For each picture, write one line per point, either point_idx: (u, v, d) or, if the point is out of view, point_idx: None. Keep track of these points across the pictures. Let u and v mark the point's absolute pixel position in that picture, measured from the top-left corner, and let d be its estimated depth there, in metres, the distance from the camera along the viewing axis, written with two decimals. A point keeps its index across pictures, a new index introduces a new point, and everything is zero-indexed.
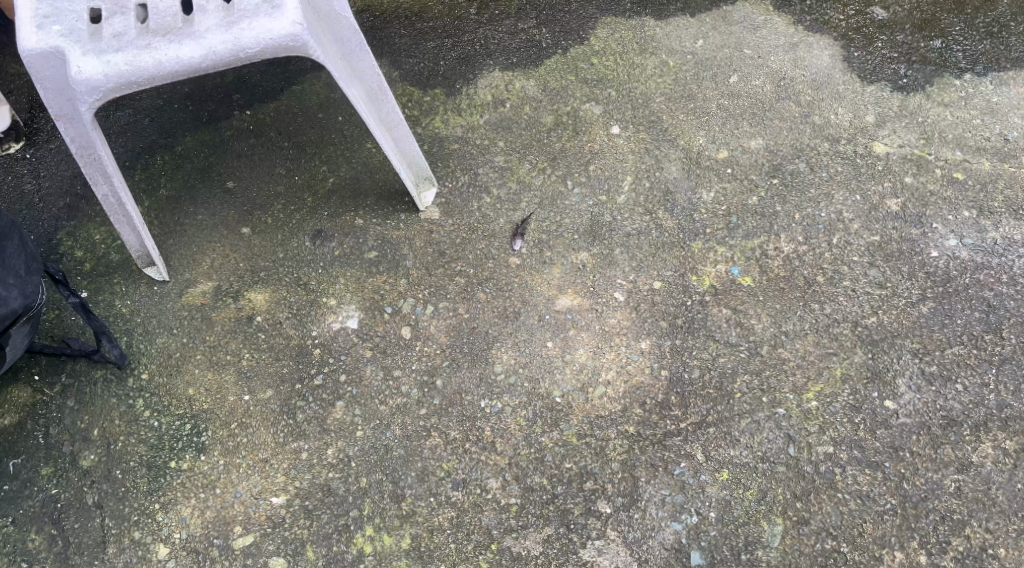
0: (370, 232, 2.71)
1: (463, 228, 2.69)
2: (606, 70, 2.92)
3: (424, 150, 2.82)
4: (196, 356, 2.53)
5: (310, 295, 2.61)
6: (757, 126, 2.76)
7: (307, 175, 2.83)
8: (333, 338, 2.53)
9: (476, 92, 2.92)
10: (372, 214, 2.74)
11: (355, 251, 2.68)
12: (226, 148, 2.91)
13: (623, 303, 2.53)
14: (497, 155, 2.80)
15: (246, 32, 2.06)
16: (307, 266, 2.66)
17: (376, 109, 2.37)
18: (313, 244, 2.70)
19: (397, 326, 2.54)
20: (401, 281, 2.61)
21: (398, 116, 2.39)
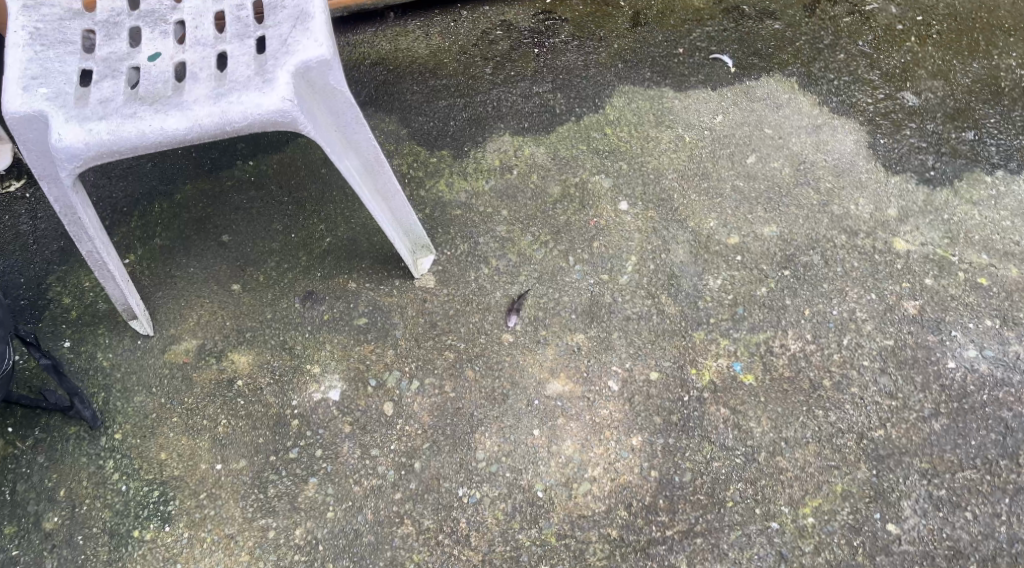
0: (362, 297, 2.62)
1: (457, 300, 2.60)
2: (619, 142, 2.81)
3: (424, 215, 2.73)
4: (172, 418, 2.45)
5: (294, 362, 2.53)
6: (772, 212, 2.65)
7: (304, 233, 2.74)
8: (313, 409, 2.45)
9: (484, 156, 2.82)
10: (366, 278, 2.65)
11: (345, 317, 2.59)
12: (225, 198, 2.83)
13: (616, 393, 2.41)
14: (500, 225, 2.71)
15: (233, 105, 1.96)
16: (295, 329, 2.58)
17: (371, 179, 2.27)
18: (303, 307, 2.62)
19: (380, 401, 2.45)
20: (388, 352, 2.53)
21: (394, 186, 2.30)
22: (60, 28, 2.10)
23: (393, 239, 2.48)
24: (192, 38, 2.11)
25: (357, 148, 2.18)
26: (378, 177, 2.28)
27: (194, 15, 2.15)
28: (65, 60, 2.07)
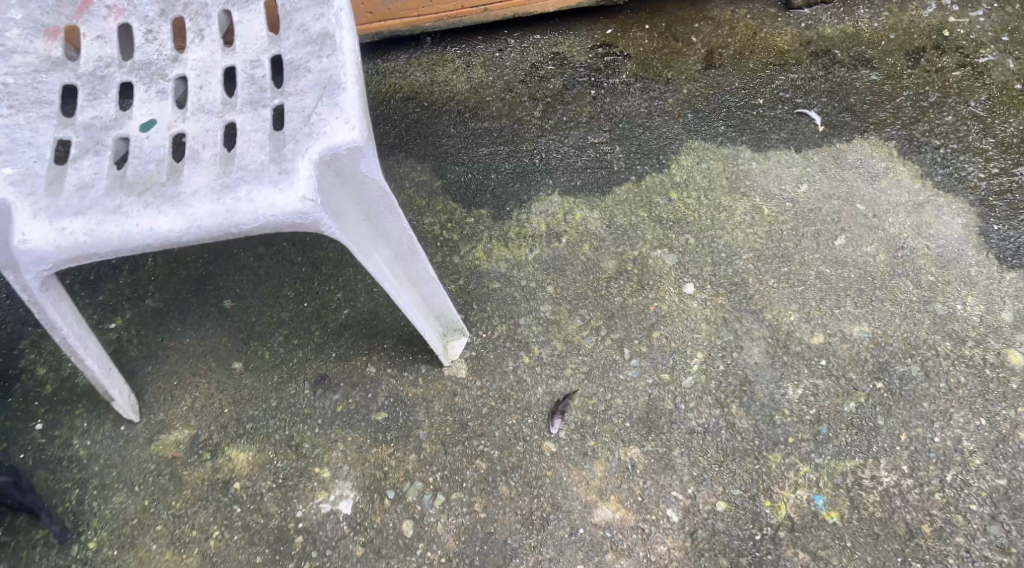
0: (382, 386, 2.27)
1: (492, 395, 2.24)
2: (686, 210, 2.39)
3: (457, 286, 2.35)
4: (156, 527, 2.12)
5: (299, 463, 2.19)
6: (863, 307, 2.25)
7: (318, 302, 2.37)
8: (320, 525, 2.13)
9: (528, 218, 2.42)
10: (389, 362, 2.29)
11: (362, 410, 2.24)
12: (229, 253, 2.43)
13: (675, 527, 2.08)
14: (544, 304, 2.32)
15: (240, 202, 1.59)
16: (303, 422, 2.23)
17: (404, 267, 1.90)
18: (313, 393, 2.27)
19: (398, 519, 2.13)
20: (410, 458, 2.19)
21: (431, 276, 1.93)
22: (34, 83, 1.73)
23: (421, 327, 2.12)
24: (195, 102, 1.72)
25: (391, 239, 1.81)
26: (413, 268, 1.90)
27: (199, 70, 1.76)
28: (38, 127, 1.69)
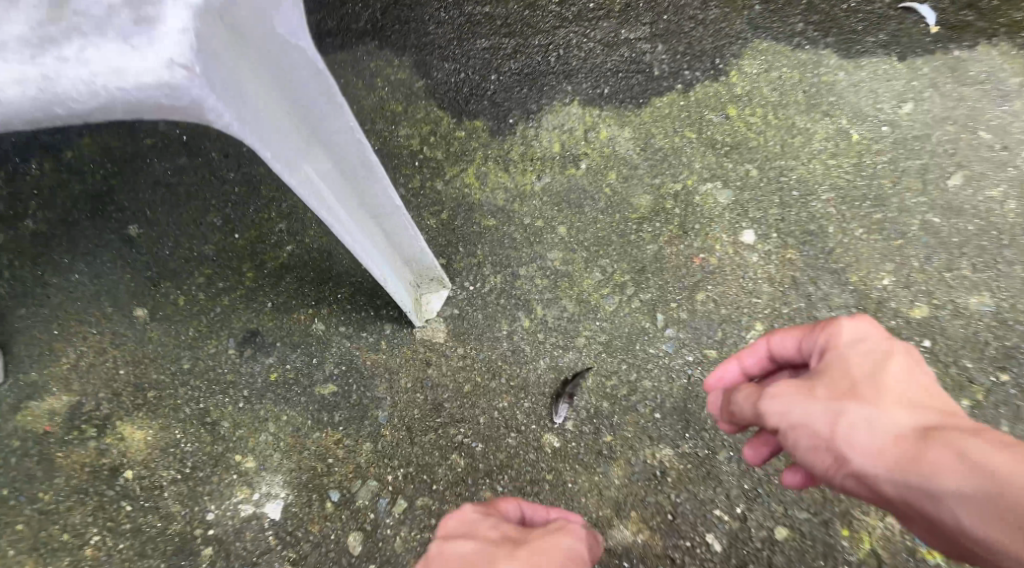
0: (331, 350, 1.72)
1: (478, 369, 1.68)
2: (747, 131, 1.74)
3: (438, 222, 1.77)
4: (17, 526, 1.62)
5: (214, 448, 1.67)
6: (983, 272, 1.61)
7: (253, 234, 1.80)
8: (238, 533, 1.62)
9: (537, 134, 1.79)
10: (343, 319, 1.74)
11: (304, 380, 1.71)
12: (141, 163, 1.84)
13: (716, 560, 1.54)
14: (552, 250, 1.73)
15: (67, 64, 1.11)
16: (224, 393, 1.71)
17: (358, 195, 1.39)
18: (240, 355, 1.73)
19: (343, 529, 1.62)
20: (364, 447, 1.67)
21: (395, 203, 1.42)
22: None
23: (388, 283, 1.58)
24: None
25: (332, 144, 1.29)
26: (369, 188, 1.38)
27: None
28: None
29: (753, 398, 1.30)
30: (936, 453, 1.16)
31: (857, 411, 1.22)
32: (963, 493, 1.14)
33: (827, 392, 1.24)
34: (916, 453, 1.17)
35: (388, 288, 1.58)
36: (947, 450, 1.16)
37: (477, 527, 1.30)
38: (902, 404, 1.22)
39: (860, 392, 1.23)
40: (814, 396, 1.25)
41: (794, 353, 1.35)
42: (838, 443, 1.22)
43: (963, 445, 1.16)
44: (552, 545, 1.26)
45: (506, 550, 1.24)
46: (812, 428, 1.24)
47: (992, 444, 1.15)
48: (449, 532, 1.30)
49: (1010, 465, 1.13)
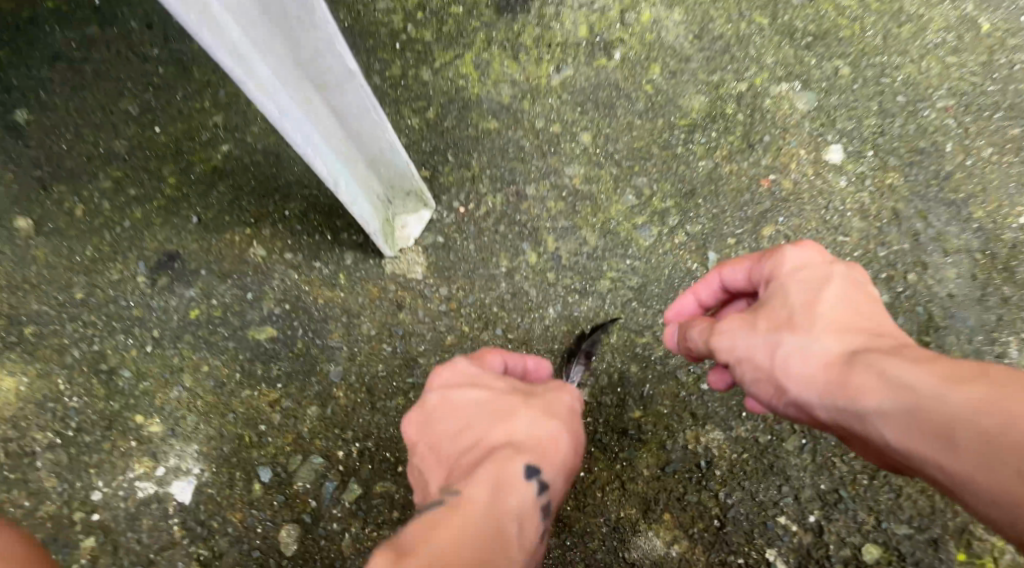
0: (273, 283, 1.30)
1: (466, 316, 1.27)
2: (838, 17, 1.31)
3: (422, 122, 1.34)
4: None
5: (109, 406, 1.27)
6: None
7: (180, 128, 1.38)
8: (132, 521, 1.23)
9: (560, 15, 1.37)
10: (290, 243, 1.32)
11: (233, 320, 1.30)
12: (40, 32, 1.43)
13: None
14: (571, 163, 1.30)
15: None
16: (128, 334, 1.30)
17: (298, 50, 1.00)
18: (152, 284, 1.32)
19: (274, 519, 1.22)
20: (309, 412, 1.25)
21: (349, 63, 1.03)
22: None
23: (347, 191, 1.16)
24: None
25: None
26: (311, 44, 1.00)
27: None
28: None
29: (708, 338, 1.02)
30: (875, 388, 0.91)
31: (790, 343, 0.96)
32: (906, 435, 0.90)
33: (764, 320, 0.98)
34: (856, 387, 0.92)
35: (341, 194, 1.15)
36: (889, 381, 0.91)
37: (481, 378, 1.05)
38: (844, 332, 0.95)
39: (795, 320, 0.97)
40: (750, 325, 0.99)
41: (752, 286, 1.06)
42: (774, 378, 0.97)
43: (908, 373, 0.90)
44: (563, 405, 1.04)
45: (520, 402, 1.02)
46: (750, 362, 0.99)
47: (943, 373, 0.89)
48: (452, 383, 1.04)
49: (962, 398, 0.87)
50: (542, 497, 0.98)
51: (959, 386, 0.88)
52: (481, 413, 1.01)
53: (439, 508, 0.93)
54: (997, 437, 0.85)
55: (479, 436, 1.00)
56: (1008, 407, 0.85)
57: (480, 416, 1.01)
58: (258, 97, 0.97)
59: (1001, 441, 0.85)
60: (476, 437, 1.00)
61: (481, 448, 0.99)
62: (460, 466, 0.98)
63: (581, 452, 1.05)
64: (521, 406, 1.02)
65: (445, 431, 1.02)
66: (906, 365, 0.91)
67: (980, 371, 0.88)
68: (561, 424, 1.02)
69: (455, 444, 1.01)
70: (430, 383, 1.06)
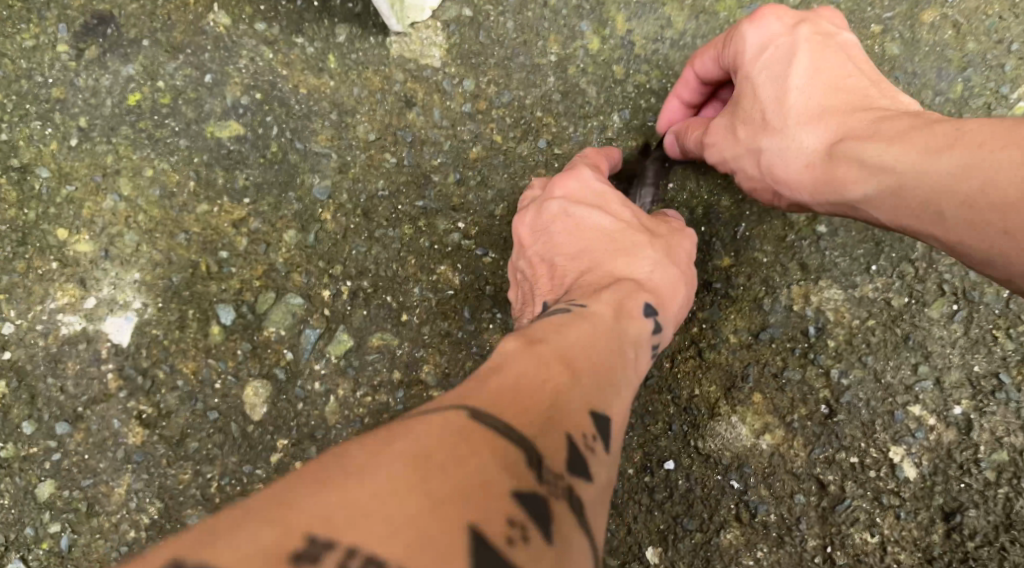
0: (242, 60, 0.97)
1: (500, 118, 0.94)
2: None
3: None
4: None
5: (23, 216, 0.96)
6: None
7: None
8: (52, 365, 0.93)
9: None
10: (263, 9, 0.97)
11: (187, 110, 0.96)
12: None
13: (906, 497, 0.84)
14: None
15: None
16: (47, 120, 0.97)
17: None
18: (79, 55, 0.97)
19: (238, 373, 0.93)
20: (287, 238, 0.94)
21: None
22: None
23: None
24: None
25: None
26: None
27: None
28: None
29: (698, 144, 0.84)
30: (856, 176, 0.72)
31: (769, 146, 0.78)
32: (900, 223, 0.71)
33: (742, 124, 0.80)
34: (839, 183, 0.74)
35: None
36: (864, 168, 0.72)
37: (608, 201, 0.82)
38: (822, 117, 0.76)
39: (765, 119, 0.78)
40: (727, 133, 0.81)
41: None
42: (768, 186, 0.80)
43: (883, 151, 0.71)
44: (686, 255, 0.82)
45: (645, 237, 0.80)
46: (742, 173, 0.81)
47: (922, 141, 0.69)
48: (579, 196, 0.83)
49: (939, 167, 0.67)
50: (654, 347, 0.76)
51: (936, 149, 0.68)
52: (609, 239, 0.80)
53: (563, 313, 0.71)
54: (983, 205, 0.65)
55: (599, 264, 0.79)
56: (987, 167, 0.65)
57: (605, 243, 0.80)
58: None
59: (983, 208, 0.65)
60: (595, 264, 0.79)
61: (604, 276, 0.78)
62: (579, 288, 0.77)
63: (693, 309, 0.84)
64: (649, 239, 0.80)
65: (562, 249, 0.82)
66: (884, 142, 0.71)
67: (956, 131, 0.68)
68: (687, 275, 0.81)
69: (572, 269, 0.80)
70: (546, 192, 0.84)
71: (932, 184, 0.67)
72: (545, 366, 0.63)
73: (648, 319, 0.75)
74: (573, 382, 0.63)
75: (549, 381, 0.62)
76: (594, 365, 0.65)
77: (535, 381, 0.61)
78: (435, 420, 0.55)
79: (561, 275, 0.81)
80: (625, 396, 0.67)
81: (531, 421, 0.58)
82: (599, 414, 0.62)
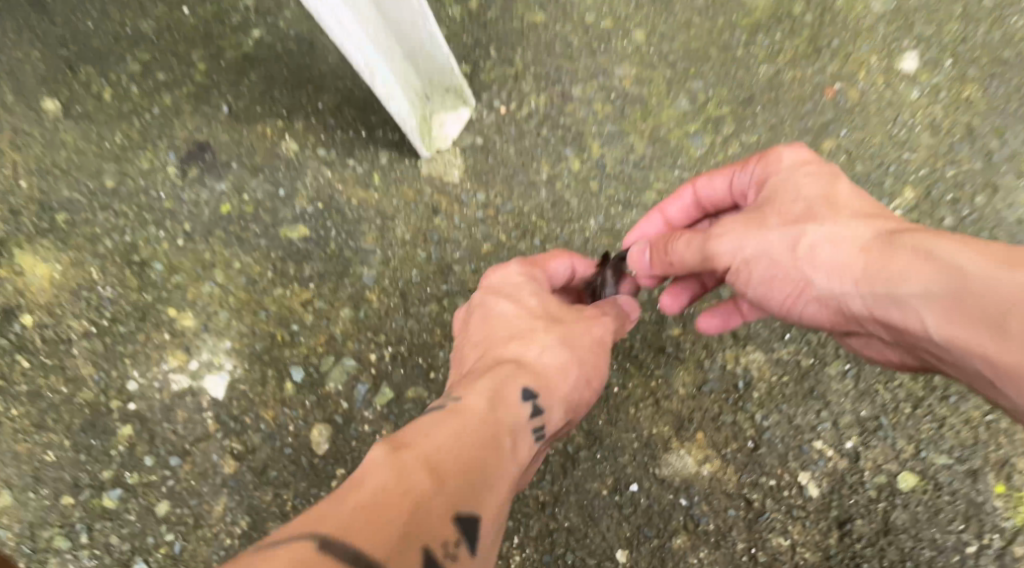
0: (307, 179, 1.26)
1: (505, 222, 1.23)
2: None
3: (466, 14, 1.26)
4: None
5: (142, 299, 1.25)
6: None
7: (211, 10, 1.32)
8: (165, 413, 1.23)
9: None
10: (323, 139, 1.27)
11: (265, 217, 1.26)
12: None
13: (811, 510, 1.11)
14: (620, 63, 1.23)
15: None
16: (160, 225, 1.27)
17: None
18: (184, 175, 1.28)
19: (306, 418, 1.22)
20: (342, 315, 1.23)
21: None
22: None
23: (378, 82, 1.11)
24: None
25: None
26: None
27: None
28: None
29: (694, 243, 1.00)
30: (908, 270, 0.89)
31: (815, 235, 0.95)
32: (946, 319, 0.87)
33: (785, 217, 0.97)
34: (888, 276, 0.90)
35: (376, 87, 1.11)
36: (920, 263, 0.89)
37: (521, 290, 1.08)
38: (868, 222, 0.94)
39: (814, 215, 0.95)
40: (762, 224, 0.97)
41: (727, 196, 1.07)
42: (802, 273, 0.96)
43: (944, 250, 0.88)
44: (590, 337, 1.06)
45: (543, 322, 1.05)
46: (769, 258, 0.97)
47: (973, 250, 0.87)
48: (499, 288, 1.09)
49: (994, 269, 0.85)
50: (538, 426, 0.98)
51: (995, 257, 0.85)
52: (512, 326, 1.05)
53: (443, 407, 0.93)
54: None
55: (498, 348, 1.03)
56: None
57: (508, 331, 1.04)
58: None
59: None
60: (496, 347, 1.03)
61: (497, 358, 1.02)
62: (479, 369, 1.01)
63: (592, 386, 1.06)
64: (545, 329, 1.04)
65: (477, 335, 1.06)
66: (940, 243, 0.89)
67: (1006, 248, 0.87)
68: (580, 357, 1.04)
69: (477, 352, 1.04)
70: (481, 285, 1.11)
71: (990, 287, 0.84)
72: (408, 476, 0.81)
73: (525, 400, 0.97)
74: (436, 489, 0.82)
75: (410, 493, 0.80)
76: (463, 465, 0.86)
77: (395, 494, 0.80)
78: (289, 550, 0.74)
79: (472, 354, 1.05)
80: (494, 488, 0.88)
81: (386, 539, 0.76)
82: (458, 514, 0.82)
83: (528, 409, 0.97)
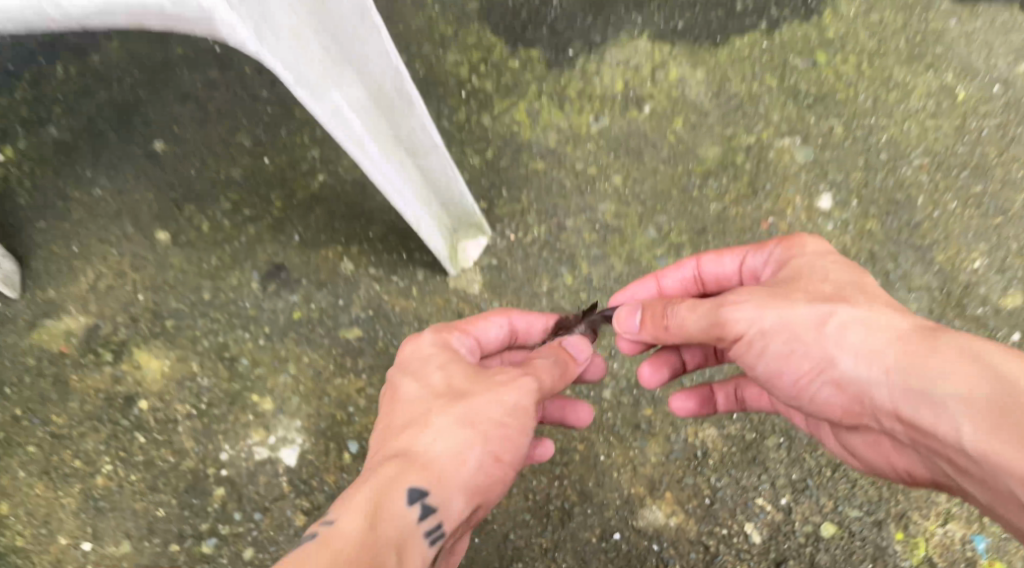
0: (359, 292, 1.61)
1: None
2: (837, 82, 1.57)
3: (484, 161, 1.61)
4: (31, 447, 1.60)
5: (232, 387, 1.60)
6: None
7: (284, 159, 1.68)
8: (250, 477, 1.57)
9: (600, 71, 1.62)
10: (373, 260, 1.62)
11: (328, 322, 1.61)
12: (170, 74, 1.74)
13: (754, 553, 1.43)
14: (604, 201, 1.57)
15: None
16: (246, 329, 1.62)
17: (394, 124, 1.30)
18: (264, 289, 1.64)
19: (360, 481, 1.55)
20: None
21: (430, 137, 1.32)
22: None
23: (423, 227, 1.46)
24: None
25: (363, 68, 1.20)
26: (409, 126, 1.30)
27: None
28: None
29: (703, 312, 1.21)
30: (943, 369, 1.08)
31: (846, 314, 1.15)
32: (976, 416, 1.05)
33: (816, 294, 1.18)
34: (919, 367, 1.10)
35: (422, 232, 1.46)
36: (953, 358, 1.08)
37: (424, 375, 1.24)
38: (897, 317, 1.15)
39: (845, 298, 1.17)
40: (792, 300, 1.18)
41: (732, 272, 1.33)
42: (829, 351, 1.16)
43: (979, 353, 1.08)
44: (490, 416, 1.18)
45: (441, 404, 1.20)
46: (792, 330, 1.17)
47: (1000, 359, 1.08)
48: (406, 366, 1.26)
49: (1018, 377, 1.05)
50: (433, 515, 1.13)
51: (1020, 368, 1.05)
52: (407, 414, 1.20)
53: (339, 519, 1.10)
54: None
55: (398, 434, 1.19)
56: None
57: (404, 420, 1.20)
58: (371, 170, 1.28)
59: None
60: (396, 432, 1.20)
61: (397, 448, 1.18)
62: (381, 459, 1.17)
63: (498, 458, 1.19)
64: (440, 410, 1.19)
65: (387, 418, 1.23)
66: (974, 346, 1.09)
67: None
68: (477, 440, 1.17)
69: (383, 439, 1.21)
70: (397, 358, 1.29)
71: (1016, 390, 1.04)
72: None
73: (417, 494, 1.13)
74: None
75: None
76: None
77: None
78: None
79: (382, 435, 1.22)
80: None
81: None
82: None
83: (417, 506, 1.13)
